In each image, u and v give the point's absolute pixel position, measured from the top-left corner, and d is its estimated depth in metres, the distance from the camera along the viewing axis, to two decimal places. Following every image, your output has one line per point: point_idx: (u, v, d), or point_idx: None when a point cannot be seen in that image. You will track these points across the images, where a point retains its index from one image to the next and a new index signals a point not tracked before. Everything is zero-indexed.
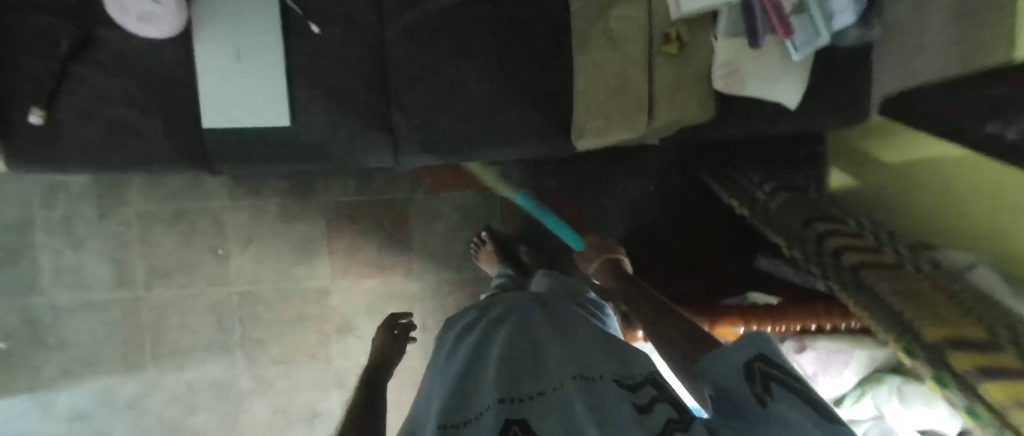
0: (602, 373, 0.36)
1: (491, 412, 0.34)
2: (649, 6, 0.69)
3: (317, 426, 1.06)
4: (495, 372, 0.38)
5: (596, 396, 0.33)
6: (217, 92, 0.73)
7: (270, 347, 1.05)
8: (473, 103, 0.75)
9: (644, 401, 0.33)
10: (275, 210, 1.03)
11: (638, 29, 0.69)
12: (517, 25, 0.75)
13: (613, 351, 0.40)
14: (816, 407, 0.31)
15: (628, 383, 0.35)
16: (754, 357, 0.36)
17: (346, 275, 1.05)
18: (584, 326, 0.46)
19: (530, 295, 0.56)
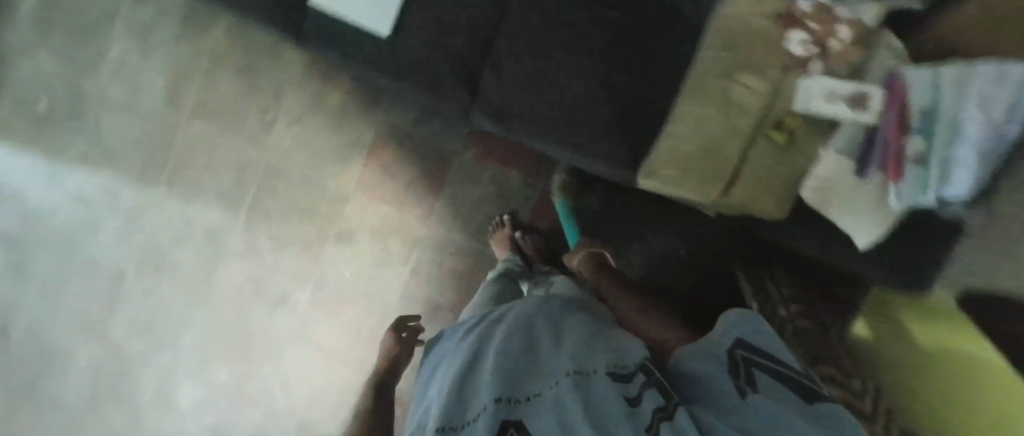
0: (596, 366, 0.39)
1: (488, 410, 0.36)
2: (778, 83, 0.64)
3: (280, 311, 1.08)
4: (491, 371, 0.41)
5: (591, 389, 0.36)
6: None
7: (272, 222, 1.06)
8: (559, 97, 0.73)
9: (635, 392, 0.36)
10: (334, 104, 1.04)
11: (756, 100, 0.65)
12: (637, 44, 0.72)
13: (607, 353, 0.42)
14: (788, 384, 0.40)
15: (622, 374, 0.39)
16: (734, 344, 0.45)
17: (368, 193, 1.06)
18: (576, 336, 0.46)
19: (533, 301, 0.55)
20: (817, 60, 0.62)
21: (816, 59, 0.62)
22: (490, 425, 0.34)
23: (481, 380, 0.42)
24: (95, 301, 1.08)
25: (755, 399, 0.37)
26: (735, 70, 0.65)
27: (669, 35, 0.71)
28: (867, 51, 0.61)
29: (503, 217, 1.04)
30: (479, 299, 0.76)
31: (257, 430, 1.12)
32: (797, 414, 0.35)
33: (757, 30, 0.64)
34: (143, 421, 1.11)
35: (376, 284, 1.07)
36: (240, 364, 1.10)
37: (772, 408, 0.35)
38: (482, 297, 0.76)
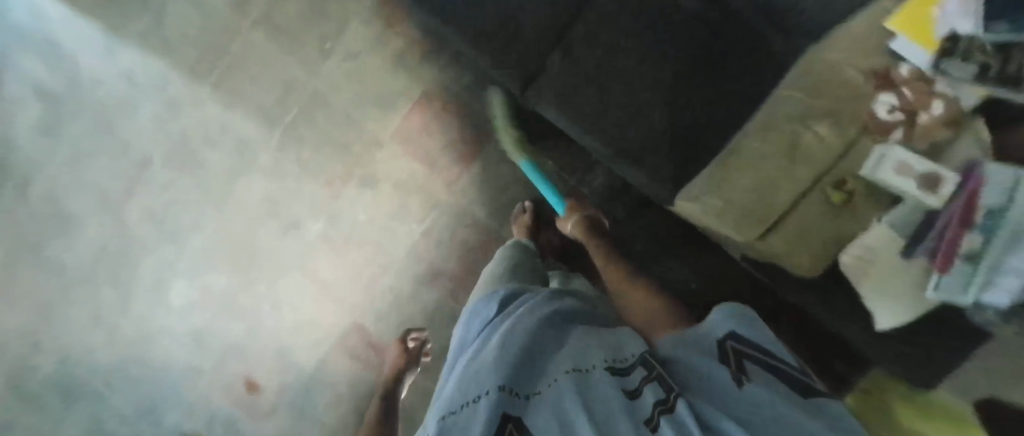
0: (595, 364, 0.40)
1: (491, 399, 0.37)
2: (852, 142, 0.63)
3: (288, 236, 1.09)
4: (493, 360, 0.42)
5: (589, 386, 0.37)
6: None
7: (304, 149, 1.06)
8: (622, 97, 0.70)
9: (634, 386, 0.37)
10: (394, 49, 1.03)
11: (825, 154, 0.64)
12: (717, 62, 0.67)
13: (609, 350, 0.43)
14: (782, 378, 0.40)
15: (620, 369, 0.40)
16: (725, 336, 0.45)
17: (403, 145, 1.05)
18: (577, 338, 0.46)
19: (542, 300, 0.54)
20: (901, 127, 0.61)
21: (900, 126, 0.61)
22: (491, 415, 0.36)
23: (482, 366, 0.43)
24: (117, 179, 1.10)
25: (754, 386, 0.36)
26: (814, 115, 0.64)
27: (755, 63, 0.67)
28: (955, 131, 0.59)
29: (523, 203, 1.01)
30: (491, 271, 0.75)
31: (237, 344, 1.13)
32: (791, 404, 0.35)
33: (847, 82, 0.63)
34: (134, 306, 1.13)
35: (387, 235, 1.07)
36: (238, 277, 1.11)
37: (769, 397, 0.35)
38: (495, 267, 0.75)
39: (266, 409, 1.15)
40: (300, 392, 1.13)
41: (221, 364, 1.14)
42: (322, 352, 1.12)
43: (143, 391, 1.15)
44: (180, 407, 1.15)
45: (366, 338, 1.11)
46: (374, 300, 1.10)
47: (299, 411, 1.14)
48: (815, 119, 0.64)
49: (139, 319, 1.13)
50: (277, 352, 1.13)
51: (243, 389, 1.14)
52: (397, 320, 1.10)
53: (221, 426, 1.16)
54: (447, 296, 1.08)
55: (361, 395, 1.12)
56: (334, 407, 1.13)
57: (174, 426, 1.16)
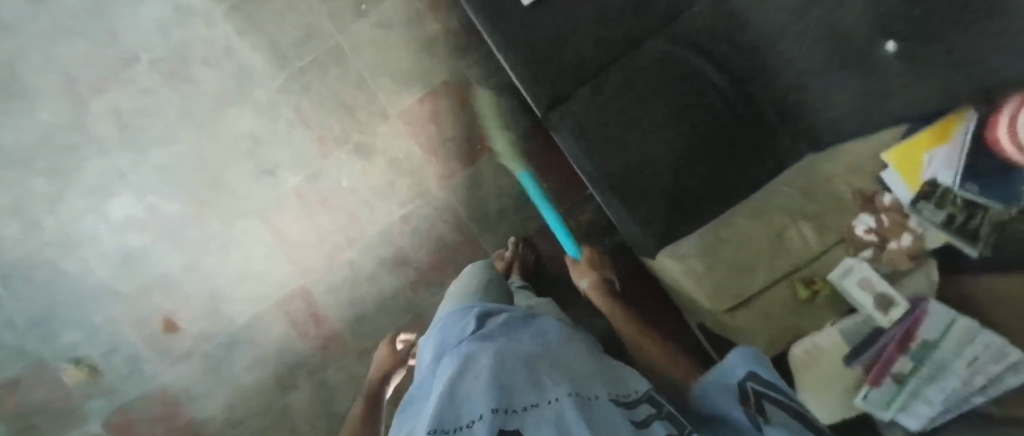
0: (596, 394, 0.44)
1: (485, 420, 0.39)
2: (823, 251, 0.72)
3: (262, 180, 1.04)
4: (487, 385, 0.44)
5: (594, 408, 0.41)
6: None
7: (306, 99, 1.03)
8: (638, 146, 0.73)
9: (642, 418, 0.41)
10: (427, 33, 1.03)
11: (804, 252, 0.72)
12: (731, 142, 0.72)
13: (605, 382, 0.49)
14: (803, 419, 0.38)
15: (623, 402, 0.44)
16: (744, 377, 0.44)
17: (407, 125, 1.04)
18: (574, 367, 0.52)
19: (534, 336, 0.60)
20: (872, 247, 0.70)
21: (872, 246, 0.70)
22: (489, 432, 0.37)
23: (472, 390, 0.44)
24: (92, 69, 1.01)
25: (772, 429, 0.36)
26: (802, 215, 0.72)
27: (762, 153, 0.72)
28: (915, 263, 0.69)
29: (513, 237, 1.05)
30: (463, 284, 0.79)
31: (169, 277, 1.05)
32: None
33: (836, 193, 0.72)
34: (65, 207, 1.03)
35: (365, 209, 1.05)
36: (193, 208, 1.04)
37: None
38: (471, 278, 0.81)
39: (178, 353, 1.06)
40: (221, 344, 1.06)
41: (143, 292, 1.06)
42: (258, 309, 1.06)
43: (45, 301, 1.05)
44: (82, 326, 1.06)
45: (310, 306, 1.06)
46: (329, 269, 1.06)
47: (214, 363, 1.06)
48: (803, 218, 0.72)
49: (67, 222, 1.04)
50: (209, 297, 1.06)
51: (159, 326, 1.06)
52: (348, 297, 1.06)
53: (121, 359, 1.06)
54: (406, 284, 1.06)
55: (287, 362, 1.07)
56: (254, 368, 1.06)
57: (69, 344, 1.06)
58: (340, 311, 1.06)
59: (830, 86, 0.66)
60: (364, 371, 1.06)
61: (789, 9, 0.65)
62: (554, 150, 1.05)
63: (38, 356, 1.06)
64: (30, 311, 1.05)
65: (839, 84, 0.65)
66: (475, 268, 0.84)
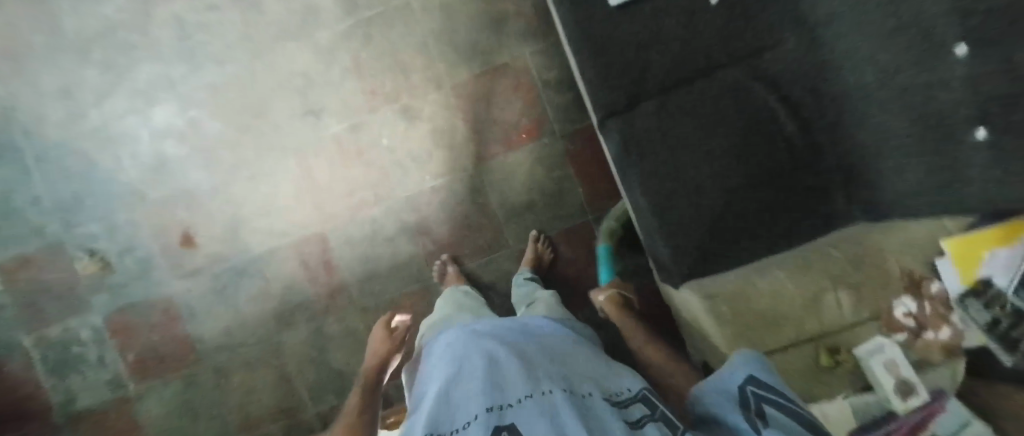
0: (590, 391, 0.49)
1: (480, 419, 0.44)
2: (854, 324, 0.71)
3: (305, 119, 1.04)
4: (480, 390, 0.50)
5: (586, 406, 0.45)
6: None
7: (365, 50, 1.02)
8: (688, 173, 0.73)
9: (637, 419, 0.44)
10: (499, 11, 1.01)
11: (835, 321, 0.72)
12: (782, 191, 0.71)
13: (600, 381, 0.53)
14: (799, 419, 0.38)
15: (617, 402, 0.48)
16: (746, 381, 0.45)
17: (459, 98, 1.03)
18: (571, 367, 0.57)
19: (530, 340, 0.65)
20: (907, 332, 0.69)
21: (907, 331, 0.69)
22: (484, 429, 0.43)
23: (468, 392, 0.51)
24: None
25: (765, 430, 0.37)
26: (840, 282, 0.72)
27: (814, 211, 0.71)
28: (948, 358, 0.67)
29: (535, 231, 1.04)
30: (455, 303, 0.87)
31: (195, 193, 1.06)
32: None
33: (883, 267, 0.71)
34: (111, 103, 1.05)
35: (398, 172, 1.05)
36: (232, 131, 1.04)
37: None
38: (452, 300, 0.88)
39: (188, 268, 1.08)
40: (231, 270, 1.07)
41: (166, 202, 1.07)
42: (273, 244, 1.06)
43: (74, 188, 1.07)
44: (103, 221, 1.08)
45: (324, 253, 1.06)
46: (351, 220, 1.06)
47: (220, 286, 1.07)
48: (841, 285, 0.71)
49: (110, 119, 1.05)
50: (229, 222, 1.06)
51: (177, 239, 1.07)
52: (363, 252, 1.06)
53: (133, 261, 1.08)
54: (422, 253, 1.06)
55: (290, 302, 1.07)
56: (257, 301, 1.07)
57: (88, 235, 1.08)
58: (352, 265, 1.07)
59: (908, 163, 0.63)
60: (362, 327, 1.07)
61: (880, 69, 0.62)
62: (598, 157, 1.03)
63: (56, 239, 1.08)
64: (58, 196, 1.07)
65: (914, 164, 0.63)
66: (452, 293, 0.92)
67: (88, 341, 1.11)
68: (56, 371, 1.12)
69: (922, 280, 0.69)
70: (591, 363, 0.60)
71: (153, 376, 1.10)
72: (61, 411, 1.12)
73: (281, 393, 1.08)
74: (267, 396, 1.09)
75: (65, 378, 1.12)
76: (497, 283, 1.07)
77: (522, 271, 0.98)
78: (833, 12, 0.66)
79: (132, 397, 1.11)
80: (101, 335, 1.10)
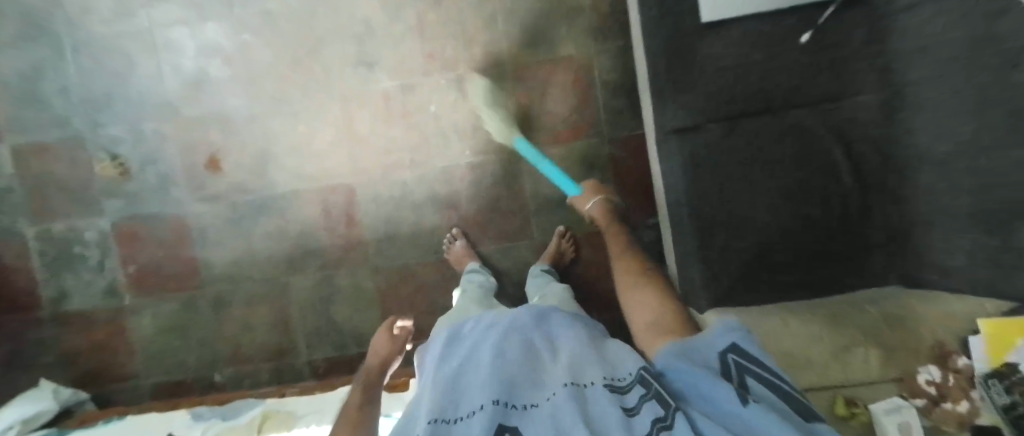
0: (593, 380, 0.46)
1: (485, 412, 0.43)
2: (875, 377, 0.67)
3: (359, 69, 1.02)
4: (486, 379, 0.49)
5: (587, 398, 0.43)
6: None
7: (433, 13, 1.01)
8: (738, 204, 0.75)
9: (633, 405, 0.41)
10: (575, 2, 1.00)
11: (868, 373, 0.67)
12: (824, 239, 0.73)
13: (607, 366, 0.50)
14: (782, 396, 0.38)
15: (618, 388, 0.44)
16: (727, 348, 0.43)
17: (516, 80, 1.02)
18: (577, 352, 0.54)
19: (541, 327, 0.64)
20: (927, 398, 0.63)
21: (925, 397, 0.64)
22: (488, 425, 0.42)
23: (476, 383, 0.50)
24: None
25: (756, 405, 0.35)
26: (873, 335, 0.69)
27: (850, 265, 0.74)
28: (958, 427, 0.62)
29: (562, 228, 1.04)
30: (477, 291, 0.88)
31: (230, 118, 1.04)
32: (794, 421, 0.35)
33: (917, 338, 0.66)
34: (163, 9, 1.02)
35: (440, 140, 1.03)
36: (281, 64, 1.02)
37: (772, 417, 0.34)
38: (472, 288, 0.90)
39: (207, 192, 1.05)
40: (251, 202, 1.05)
41: (197, 121, 1.04)
42: (298, 186, 1.04)
43: (107, 88, 1.04)
44: (130, 126, 1.05)
45: (348, 206, 1.05)
46: (382, 178, 1.04)
47: (236, 217, 1.06)
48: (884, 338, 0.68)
49: (159, 25, 1.02)
50: (258, 154, 1.04)
51: (202, 160, 1.05)
52: (388, 213, 1.05)
53: (153, 173, 1.06)
54: (446, 225, 1.05)
55: (303, 248, 1.06)
56: (271, 239, 1.06)
57: (112, 138, 1.05)
58: (374, 224, 1.05)
59: (954, 243, 0.64)
60: (371, 286, 1.06)
61: (957, 141, 0.62)
62: (641, 167, 1.02)
63: (78, 135, 1.06)
64: (89, 91, 1.04)
65: (961, 241, 0.63)
66: (478, 279, 0.94)
67: (90, 244, 1.08)
68: (53, 268, 1.09)
69: (951, 354, 0.63)
70: (597, 346, 0.57)
71: (151, 293, 1.08)
72: (51, 308, 1.10)
73: (277, 334, 1.08)
74: (262, 335, 1.08)
75: (61, 276, 1.10)
76: (514, 271, 1.06)
77: (539, 263, 0.98)
78: (924, 76, 0.65)
79: (126, 309, 1.09)
80: (105, 241, 1.08)
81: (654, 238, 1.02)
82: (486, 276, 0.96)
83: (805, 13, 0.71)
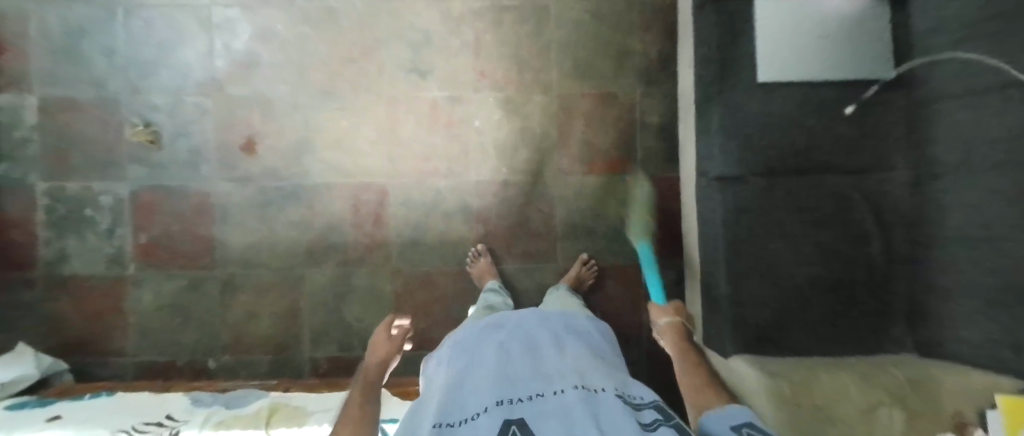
0: (603, 387, 0.47)
1: (490, 413, 0.43)
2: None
3: (411, 75, 1.04)
4: (491, 383, 0.48)
5: (599, 403, 0.44)
6: (797, 26, 0.76)
7: (490, 34, 1.04)
8: (772, 255, 0.78)
9: (649, 422, 0.43)
10: (626, 45, 1.05)
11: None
12: (847, 299, 0.77)
13: (612, 377, 0.52)
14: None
15: (630, 403, 0.47)
16: (743, 424, 0.46)
17: (560, 108, 1.05)
18: (578, 358, 0.56)
19: (542, 324, 0.65)
20: None
21: None
22: (496, 422, 0.41)
23: (481, 381, 0.49)
24: None
25: None
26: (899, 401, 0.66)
27: (872, 329, 0.77)
28: None
29: (585, 255, 1.06)
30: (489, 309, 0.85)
31: (274, 103, 1.04)
32: None
33: (936, 409, 0.64)
34: None
35: (479, 155, 1.05)
36: (334, 59, 1.04)
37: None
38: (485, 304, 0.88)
39: (237, 172, 1.04)
40: (280, 189, 1.04)
41: (240, 101, 1.04)
42: (331, 179, 1.04)
43: (154, 55, 1.04)
44: (168, 96, 1.04)
45: (378, 206, 1.05)
46: (417, 184, 1.05)
47: (263, 201, 1.04)
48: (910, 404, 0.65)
49: (217, 3, 1.03)
50: (295, 142, 1.04)
51: (238, 140, 1.04)
52: (418, 218, 1.05)
53: (184, 146, 1.04)
54: (472, 238, 1.06)
55: (326, 241, 1.05)
56: (294, 228, 1.05)
57: (149, 104, 1.04)
58: (401, 228, 1.05)
59: (976, 322, 0.66)
60: (388, 288, 1.05)
61: (985, 225, 0.64)
62: (669, 208, 1.06)
63: (114, 97, 1.04)
64: (135, 56, 1.04)
65: (981, 319, 0.65)
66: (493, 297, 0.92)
67: (104, 208, 1.05)
68: (57, 227, 1.05)
69: (967, 425, 0.60)
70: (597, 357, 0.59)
71: (158, 266, 1.05)
72: (46, 268, 1.05)
73: (284, 325, 1.05)
74: (268, 325, 1.05)
75: (63, 236, 1.05)
76: (535, 293, 1.07)
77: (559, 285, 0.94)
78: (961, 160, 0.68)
79: (127, 280, 1.05)
80: (120, 207, 1.05)
81: (676, 279, 1.05)
82: (502, 297, 0.93)
83: (852, 87, 0.76)
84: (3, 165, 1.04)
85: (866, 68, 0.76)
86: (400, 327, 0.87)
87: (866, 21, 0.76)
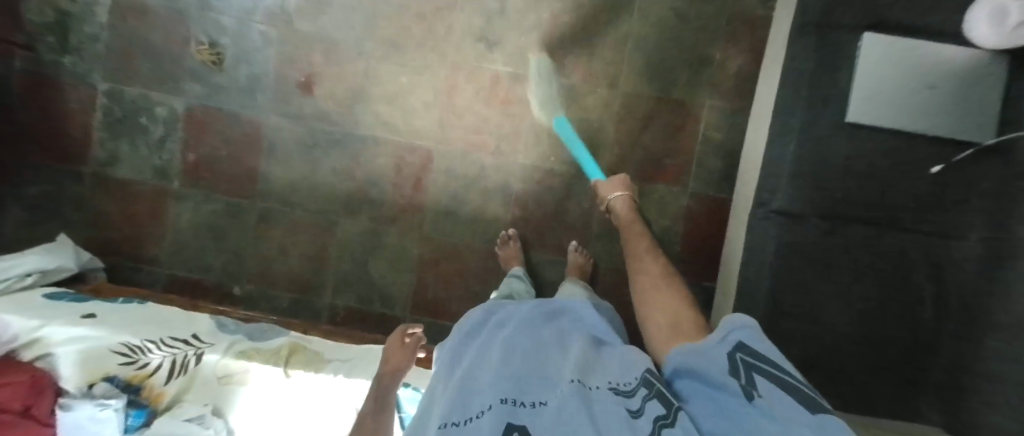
0: (599, 383, 0.44)
1: (494, 413, 0.41)
2: None
3: (480, 44, 1.01)
4: (495, 379, 0.46)
5: (595, 400, 0.41)
6: (902, 71, 0.71)
7: (568, 17, 1.00)
8: (819, 301, 0.75)
9: (637, 407, 0.39)
10: (706, 55, 1.00)
11: None
12: (885, 360, 0.74)
13: (610, 367, 0.48)
14: (791, 392, 0.36)
15: (623, 392, 0.43)
16: (735, 348, 0.42)
17: (623, 106, 1.02)
18: (578, 346, 0.52)
19: (547, 311, 0.62)
20: None
21: None
22: (496, 424, 0.39)
23: (488, 378, 0.48)
24: None
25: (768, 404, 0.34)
26: None
27: (902, 389, 0.74)
28: None
29: (574, 242, 1.04)
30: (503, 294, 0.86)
31: (339, 47, 1.03)
32: (811, 415, 0.33)
33: None
34: None
35: (532, 138, 1.03)
36: (406, 13, 1.01)
37: (782, 409, 0.34)
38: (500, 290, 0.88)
39: (291, 108, 1.04)
40: (329, 133, 1.04)
41: (306, 38, 1.03)
42: (381, 134, 1.04)
43: None
44: (236, 19, 1.03)
45: (421, 169, 1.04)
46: (464, 155, 1.04)
47: (311, 142, 1.05)
48: None
49: None
50: (352, 90, 1.03)
51: (297, 77, 1.04)
52: (458, 190, 1.05)
53: (244, 72, 1.04)
54: (508, 221, 1.05)
55: (364, 194, 1.05)
56: (335, 175, 1.05)
57: (216, 24, 1.04)
58: (440, 195, 1.05)
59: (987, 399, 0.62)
60: (416, 253, 1.06)
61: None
62: (712, 229, 1.04)
63: (185, 9, 1.04)
64: None
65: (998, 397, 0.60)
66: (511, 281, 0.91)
67: (159, 119, 1.06)
68: (112, 130, 1.07)
69: None
70: (599, 346, 0.55)
71: (201, 185, 1.07)
72: (96, 166, 1.08)
73: (310, 267, 1.07)
74: (295, 264, 1.07)
75: (116, 138, 1.07)
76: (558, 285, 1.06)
77: (574, 282, 0.85)
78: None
79: (170, 193, 1.08)
80: (173, 121, 1.06)
81: (703, 300, 1.04)
82: (525, 282, 0.92)
83: (944, 145, 0.72)
84: (70, 58, 1.06)
85: (967, 128, 0.70)
86: (414, 336, 0.82)
87: (983, 77, 0.70)
